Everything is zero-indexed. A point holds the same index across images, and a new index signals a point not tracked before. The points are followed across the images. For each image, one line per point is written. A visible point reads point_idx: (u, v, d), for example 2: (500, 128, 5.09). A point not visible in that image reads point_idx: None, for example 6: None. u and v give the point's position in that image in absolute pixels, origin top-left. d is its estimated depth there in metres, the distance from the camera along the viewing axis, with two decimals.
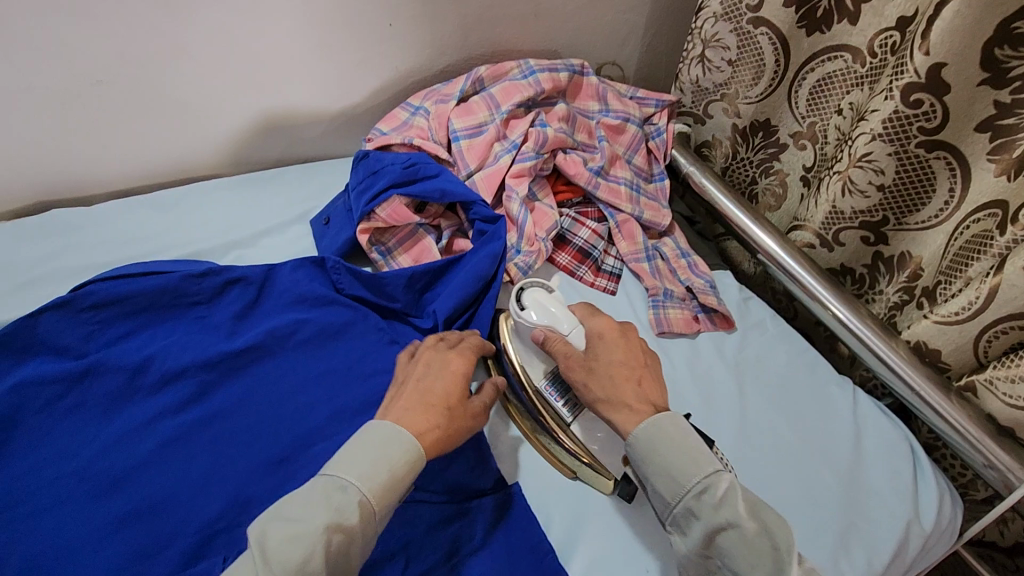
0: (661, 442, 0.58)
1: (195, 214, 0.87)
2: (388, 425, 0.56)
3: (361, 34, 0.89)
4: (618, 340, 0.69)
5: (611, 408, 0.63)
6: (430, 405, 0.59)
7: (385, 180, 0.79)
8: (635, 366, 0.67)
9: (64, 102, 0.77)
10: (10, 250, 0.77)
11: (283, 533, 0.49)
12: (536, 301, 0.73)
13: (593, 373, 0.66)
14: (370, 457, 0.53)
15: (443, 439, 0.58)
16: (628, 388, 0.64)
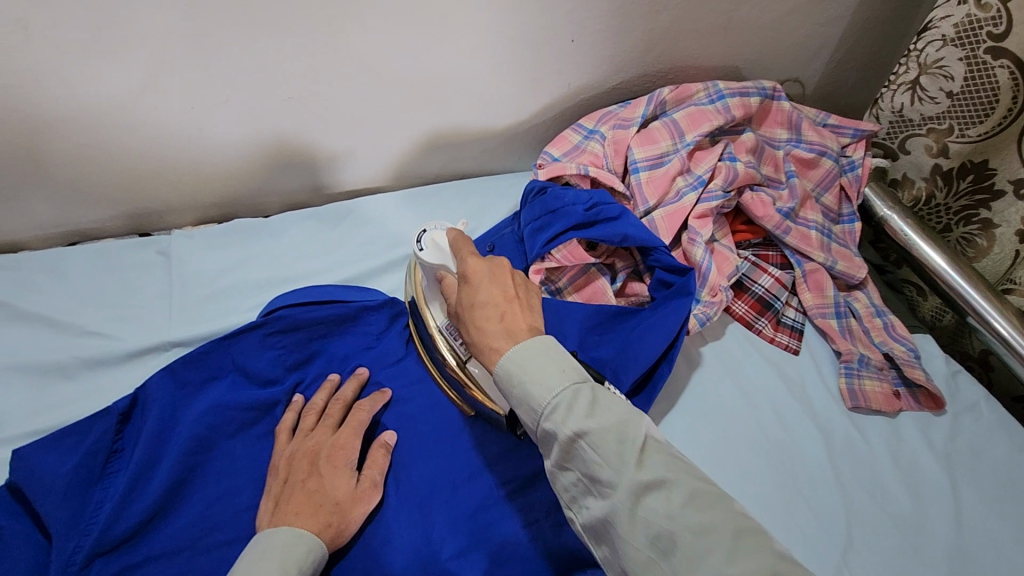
0: (556, 407, 0.46)
1: (362, 229, 0.87)
2: (280, 533, 0.54)
3: (542, 51, 0.84)
4: (483, 280, 0.55)
5: (479, 355, 0.52)
6: (317, 503, 0.58)
7: (566, 222, 0.74)
8: (504, 299, 0.53)
9: (259, 115, 0.77)
10: (200, 256, 0.80)
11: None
12: (433, 240, 0.64)
13: (468, 310, 0.54)
14: (271, 563, 0.51)
15: (338, 536, 0.57)
16: (490, 329, 0.51)
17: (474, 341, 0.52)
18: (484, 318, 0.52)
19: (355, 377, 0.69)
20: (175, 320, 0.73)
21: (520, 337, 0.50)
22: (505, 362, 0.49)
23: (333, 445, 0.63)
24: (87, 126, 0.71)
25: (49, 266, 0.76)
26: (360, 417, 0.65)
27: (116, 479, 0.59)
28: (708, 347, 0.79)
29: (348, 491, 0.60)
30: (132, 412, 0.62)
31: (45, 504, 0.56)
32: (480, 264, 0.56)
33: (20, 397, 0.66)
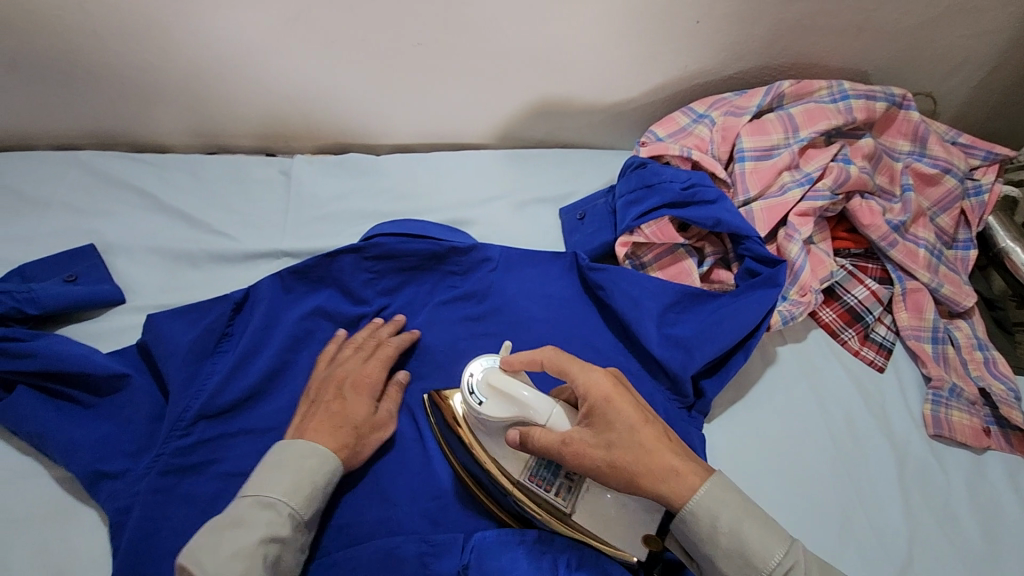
0: (706, 502, 0.53)
1: (461, 181, 0.91)
2: (299, 447, 0.58)
3: (664, 29, 0.84)
4: (623, 405, 0.55)
5: (659, 480, 0.54)
6: (336, 423, 0.61)
7: (659, 198, 0.73)
8: (640, 421, 0.55)
9: (387, 60, 0.82)
10: (315, 182, 0.86)
11: (209, 541, 0.51)
12: (491, 387, 0.59)
13: (630, 465, 0.54)
14: (294, 477, 0.56)
15: (351, 457, 0.61)
16: (666, 456, 0.54)
17: (663, 492, 0.54)
18: (660, 480, 0.54)
19: (393, 322, 0.73)
20: (288, 234, 0.81)
21: (686, 475, 0.54)
22: (689, 507, 0.53)
23: (361, 374, 0.67)
24: (241, 48, 0.79)
25: (189, 168, 0.85)
26: (387, 352, 0.69)
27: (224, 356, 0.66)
28: (787, 347, 0.77)
29: (365, 417, 0.64)
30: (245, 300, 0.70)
31: (167, 364, 0.64)
32: (596, 384, 0.56)
33: (154, 276, 0.75)
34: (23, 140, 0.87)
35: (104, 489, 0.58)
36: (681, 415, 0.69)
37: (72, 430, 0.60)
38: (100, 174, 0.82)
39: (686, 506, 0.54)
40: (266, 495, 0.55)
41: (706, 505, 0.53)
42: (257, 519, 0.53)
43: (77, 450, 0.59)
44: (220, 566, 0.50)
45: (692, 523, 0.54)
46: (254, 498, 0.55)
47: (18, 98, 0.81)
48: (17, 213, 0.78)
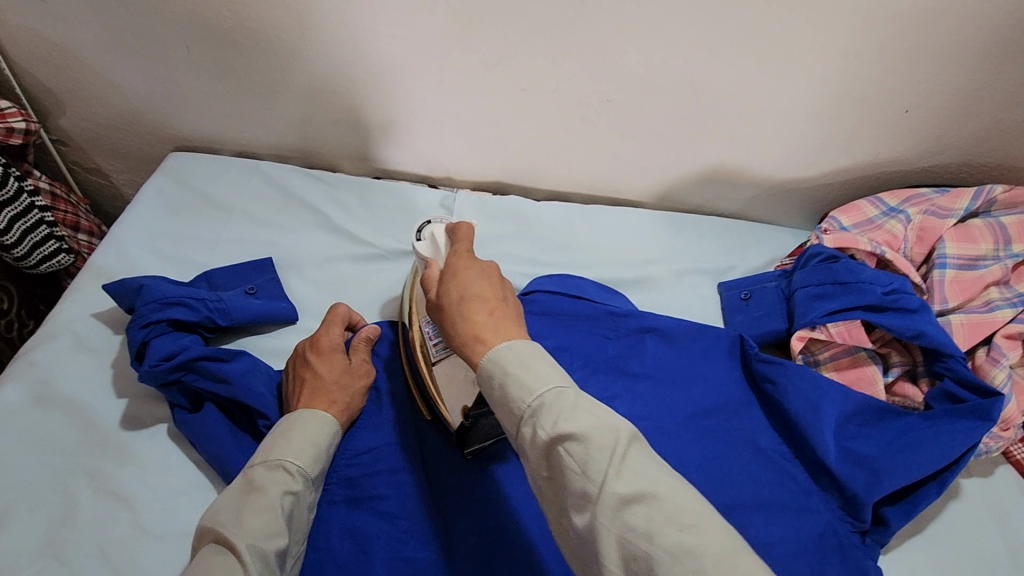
0: (500, 353, 0.47)
1: (617, 239, 0.88)
2: (297, 419, 0.56)
3: (866, 114, 0.79)
4: (474, 275, 0.54)
5: (456, 314, 0.51)
6: (317, 389, 0.59)
7: (856, 299, 0.69)
8: (494, 295, 0.52)
9: (571, 110, 0.82)
10: (476, 221, 0.86)
11: (230, 504, 0.47)
12: (432, 234, 0.65)
13: (454, 302, 0.52)
14: (289, 435, 0.54)
15: (342, 413, 0.60)
16: (480, 306, 0.51)
17: (460, 329, 0.50)
18: (474, 308, 0.51)
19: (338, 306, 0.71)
20: None
21: (511, 329, 0.50)
22: (492, 357, 0.47)
23: (321, 336, 0.64)
24: (433, 81, 0.80)
25: (358, 190, 0.87)
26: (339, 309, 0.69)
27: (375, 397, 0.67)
28: (972, 482, 0.69)
29: (340, 370, 0.62)
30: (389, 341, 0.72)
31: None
32: (472, 263, 0.56)
33: (322, 298, 0.76)
34: (209, 143, 0.92)
35: None
36: (853, 541, 0.63)
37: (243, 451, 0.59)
38: (279, 186, 0.85)
39: (482, 358, 0.48)
40: (274, 458, 0.52)
41: (514, 358, 0.46)
42: (268, 479, 0.50)
43: None
44: (241, 519, 0.46)
45: (519, 378, 0.45)
46: (264, 463, 0.51)
47: (218, 104, 0.86)
48: (204, 214, 0.81)
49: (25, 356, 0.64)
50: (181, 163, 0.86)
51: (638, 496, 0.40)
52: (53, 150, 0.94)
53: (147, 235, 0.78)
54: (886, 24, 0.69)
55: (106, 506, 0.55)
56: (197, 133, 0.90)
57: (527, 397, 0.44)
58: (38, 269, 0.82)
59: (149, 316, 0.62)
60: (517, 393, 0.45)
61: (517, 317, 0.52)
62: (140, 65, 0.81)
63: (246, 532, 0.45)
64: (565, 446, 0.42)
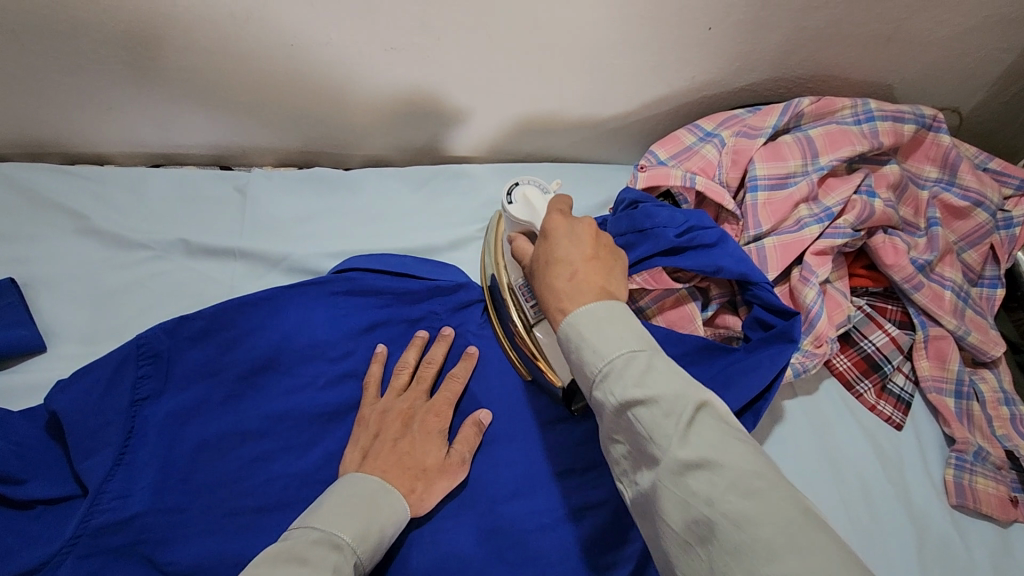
0: (580, 321, 0.46)
1: (440, 201, 0.81)
2: (366, 485, 0.52)
3: (670, 37, 0.74)
4: (564, 237, 0.51)
5: (551, 289, 0.49)
6: (404, 464, 0.56)
7: (652, 246, 0.64)
8: (583, 259, 0.49)
9: (353, 69, 0.72)
10: (276, 201, 0.77)
11: (279, 567, 0.43)
12: (523, 196, 0.61)
13: (542, 266, 0.51)
14: (356, 508, 0.50)
15: (418, 503, 0.55)
16: (558, 278, 0.49)
17: (544, 297, 0.49)
18: (557, 275, 0.49)
19: (443, 339, 0.65)
20: (241, 266, 0.72)
21: (594, 294, 0.47)
22: (565, 322, 0.47)
23: (427, 411, 0.61)
24: (180, 48, 0.67)
25: (129, 184, 0.75)
26: (452, 390, 0.63)
27: (140, 428, 0.56)
28: (796, 402, 0.69)
29: (436, 460, 0.57)
30: (163, 351, 0.59)
31: (84, 457, 0.53)
32: (566, 221, 0.52)
33: (84, 315, 0.65)
34: None
35: None
36: None
37: None
38: (25, 190, 0.72)
39: (561, 328, 0.47)
40: (329, 536, 0.47)
41: (582, 323, 0.45)
42: (321, 554, 0.45)
43: None
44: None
45: (593, 352, 0.44)
46: (322, 538, 0.47)
47: None
48: None
49: None
50: None
51: (745, 521, 0.37)
52: None
53: None
54: None
55: None
56: None
57: (676, 450, 0.40)
58: None
59: None
60: (597, 389, 0.44)
61: (607, 280, 0.49)
62: None
63: None
64: (634, 412, 0.42)
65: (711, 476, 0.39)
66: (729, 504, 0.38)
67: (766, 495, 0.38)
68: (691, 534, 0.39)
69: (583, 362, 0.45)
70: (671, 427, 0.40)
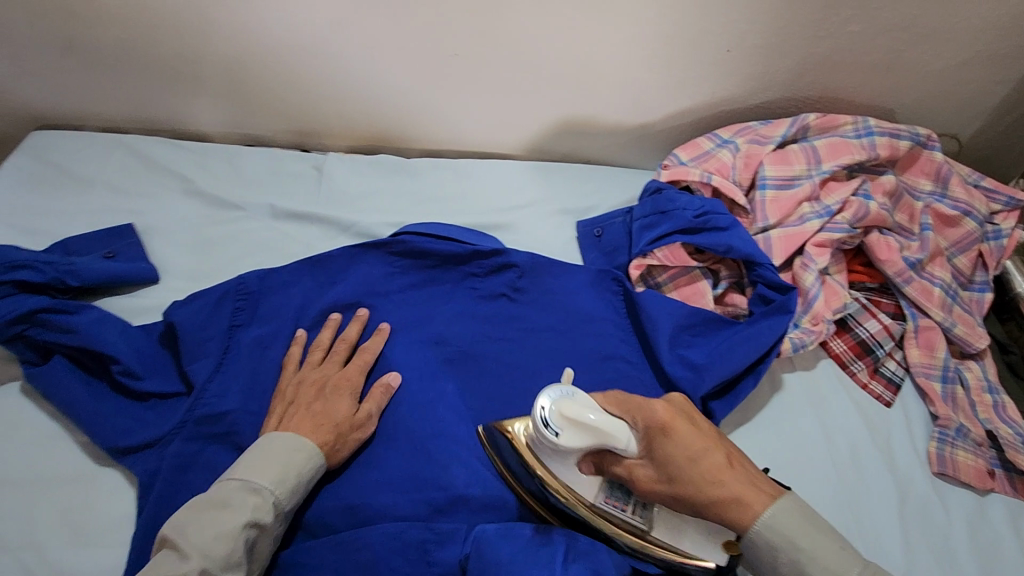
0: (764, 521, 0.53)
1: (488, 190, 0.93)
2: (286, 440, 0.59)
3: (695, 55, 0.86)
4: (687, 430, 0.56)
5: (705, 485, 0.54)
6: (318, 421, 0.62)
7: (672, 225, 0.76)
8: (711, 445, 0.56)
9: (424, 68, 0.85)
10: (348, 179, 0.90)
11: (196, 525, 0.53)
12: (566, 420, 0.56)
13: (685, 466, 0.55)
14: (267, 459, 0.57)
15: (332, 457, 0.62)
16: (712, 460, 0.55)
17: (694, 493, 0.55)
18: (711, 467, 0.55)
19: (359, 319, 0.72)
20: (316, 229, 0.84)
21: (747, 498, 0.54)
22: (762, 526, 0.53)
23: (338, 377, 0.67)
24: (285, 43, 0.82)
25: (226, 157, 0.88)
26: (365, 359, 0.69)
27: (234, 346, 0.67)
28: (795, 375, 0.77)
29: (346, 418, 0.63)
30: (254, 288, 0.71)
31: (191, 359, 0.65)
32: (678, 420, 0.57)
33: (187, 257, 0.78)
34: (72, 120, 0.91)
35: (134, 457, 0.60)
36: None
37: (98, 399, 0.62)
38: (143, 155, 0.86)
39: (754, 528, 0.53)
40: (244, 479, 0.56)
41: (772, 534, 0.52)
42: (237, 499, 0.54)
43: (104, 423, 0.61)
44: (202, 547, 0.51)
45: (740, 538, 0.54)
46: (237, 480, 0.55)
47: (73, 80, 0.86)
48: (62, 187, 0.82)
49: None
50: (38, 140, 0.86)
51: None
52: None
53: (5, 211, 0.79)
54: None
55: None
56: (57, 111, 0.90)
57: (818, 575, 0.50)
58: None
59: None
60: (788, 569, 0.52)
61: (732, 458, 0.56)
62: None
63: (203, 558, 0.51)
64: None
65: None
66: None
67: (851, 570, 0.50)
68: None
69: (761, 555, 0.53)
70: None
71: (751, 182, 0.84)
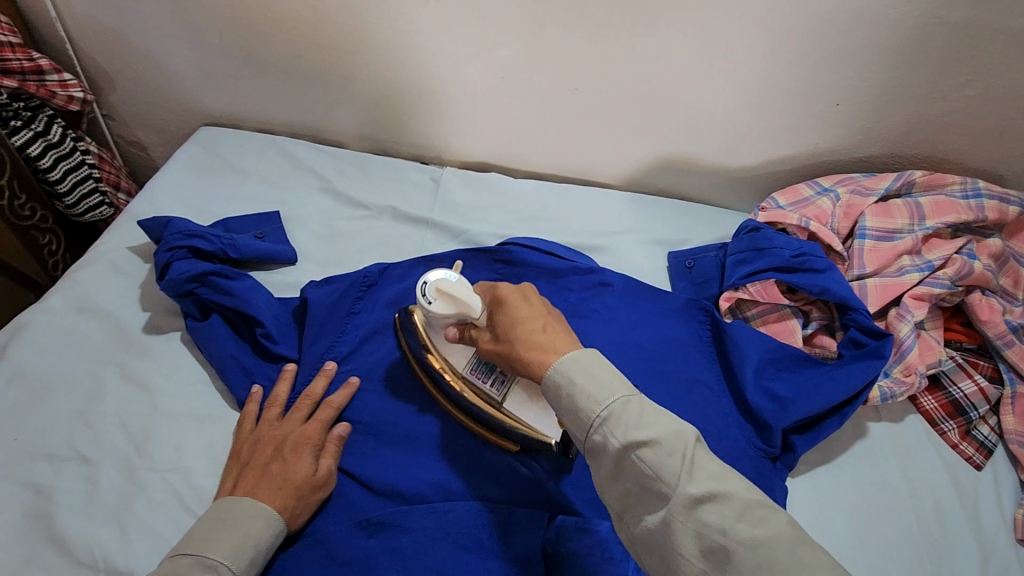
0: (572, 366, 0.52)
1: (586, 215, 1.00)
2: (248, 504, 0.58)
3: (801, 106, 0.90)
4: (518, 304, 0.60)
5: (525, 345, 0.56)
6: (279, 484, 0.61)
7: (768, 262, 0.79)
8: (541, 313, 0.59)
9: (543, 99, 0.94)
10: (460, 192, 0.98)
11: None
12: (438, 292, 0.64)
13: (508, 330, 0.59)
14: (229, 526, 0.56)
15: (292, 519, 0.61)
16: (536, 334, 0.57)
17: (520, 358, 0.56)
18: (532, 330, 0.57)
19: (347, 386, 0.71)
20: (429, 233, 0.93)
21: (555, 349, 0.55)
22: (559, 367, 0.53)
23: (299, 434, 0.65)
24: (425, 67, 0.93)
25: (358, 163, 1.00)
26: (327, 412, 0.68)
27: (354, 330, 0.77)
28: (880, 424, 0.77)
29: (307, 478, 0.62)
30: (377, 281, 0.80)
31: (323, 332, 0.75)
32: (525, 302, 0.61)
33: (319, 245, 0.88)
34: (233, 120, 1.06)
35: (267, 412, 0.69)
36: (766, 464, 0.71)
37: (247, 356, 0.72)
38: (290, 154, 0.99)
39: (549, 370, 0.53)
40: (200, 557, 0.53)
41: (568, 369, 0.52)
42: None
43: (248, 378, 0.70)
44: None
45: (587, 392, 0.51)
46: (192, 560, 0.52)
47: (243, 85, 1.00)
48: (222, 175, 0.95)
49: (72, 274, 0.78)
50: (207, 134, 1.00)
51: (710, 496, 0.45)
52: (103, 123, 1.10)
53: (176, 190, 0.92)
54: (807, 28, 0.81)
55: (128, 390, 0.69)
56: (223, 112, 1.05)
57: (682, 485, 0.45)
58: (83, 217, 0.98)
59: (174, 243, 0.75)
60: (586, 405, 0.50)
61: (564, 330, 0.58)
62: (177, 47, 0.96)
63: None
64: (638, 454, 0.47)
65: (720, 507, 0.44)
66: (743, 532, 0.43)
67: (731, 484, 0.46)
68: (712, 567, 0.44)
69: (580, 409, 0.50)
70: (676, 465, 0.46)
71: (849, 231, 0.86)
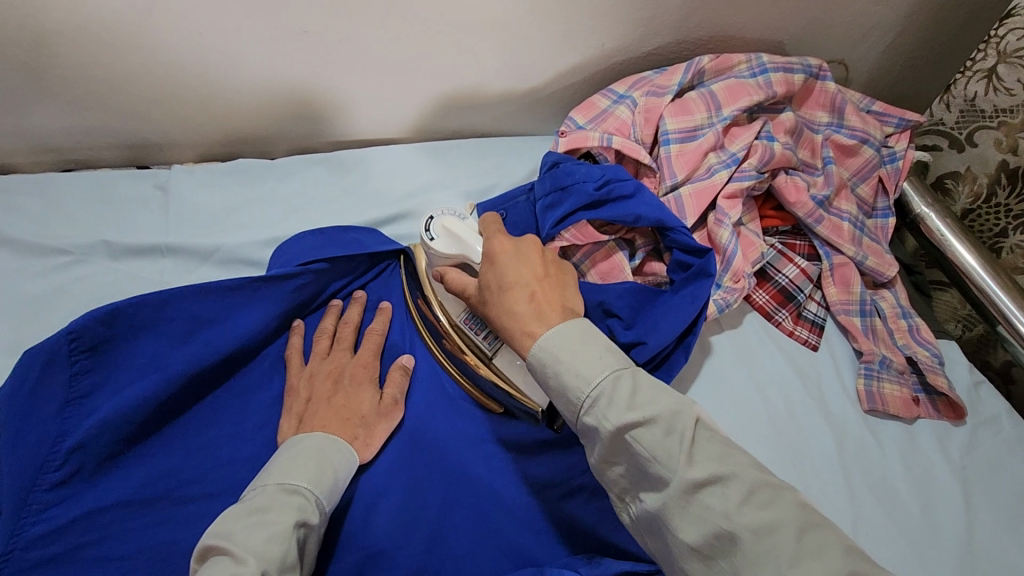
0: (547, 345, 0.48)
1: (373, 181, 0.82)
2: (315, 439, 0.55)
3: (577, 5, 0.77)
4: (513, 258, 0.54)
5: (506, 316, 0.52)
6: (343, 415, 0.59)
7: (574, 202, 0.70)
8: (535, 279, 0.53)
9: (269, 55, 0.71)
10: (199, 194, 0.75)
11: (241, 525, 0.46)
12: (443, 228, 0.62)
13: (495, 292, 0.53)
14: (306, 457, 0.53)
15: (364, 449, 0.59)
16: (544, 310, 0.51)
17: (505, 324, 0.51)
18: (514, 299, 0.52)
19: (358, 300, 0.68)
20: (169, 263, 0.70)
21: (551, 315, 0.50)
22: (537, 346, 0.49)
23: (354, 365, 0.64)
24: (82, 44, 0.65)
25: (38, 189, 0.72)
26: (375, 341, 0.66)
27: (74, 429, 0.54)
28: (723, 336, 0.75)
29: (371, 406, 0.61)
30: (98, 355, 0.57)
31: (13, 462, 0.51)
32: (511, 242, 0.56)
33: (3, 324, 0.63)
34: None
35: None
36: None
37: None
38: None
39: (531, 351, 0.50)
40: (281, 483, 0.50)
41: (554, 345, 0.48)
42: (279, 503, 0.49)
43: None
44: (257, 544, 0.45)
45: (566, 379, 0.47)
46: (278, 486, 0.50)
47: None
48: None
49: None
50: None
51: (716, 479, 0.43)
52: None
53: None
54: None
55: None
56: None
57: (586, 387, 0.46)
58: None
59: None
60: (574, 383, 0.47)
61: (562, 298, 0.53)
62: None
63: (261, 560, 0.44)
64: (633, 433, 0.45)
65: (723, 490, 0.43)
66: (746, 516, 0.42)
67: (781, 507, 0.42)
68: (711, 549, 0.42)
69: (565, 387, 0.47)
70: (675, 445, 0.44)
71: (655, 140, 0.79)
